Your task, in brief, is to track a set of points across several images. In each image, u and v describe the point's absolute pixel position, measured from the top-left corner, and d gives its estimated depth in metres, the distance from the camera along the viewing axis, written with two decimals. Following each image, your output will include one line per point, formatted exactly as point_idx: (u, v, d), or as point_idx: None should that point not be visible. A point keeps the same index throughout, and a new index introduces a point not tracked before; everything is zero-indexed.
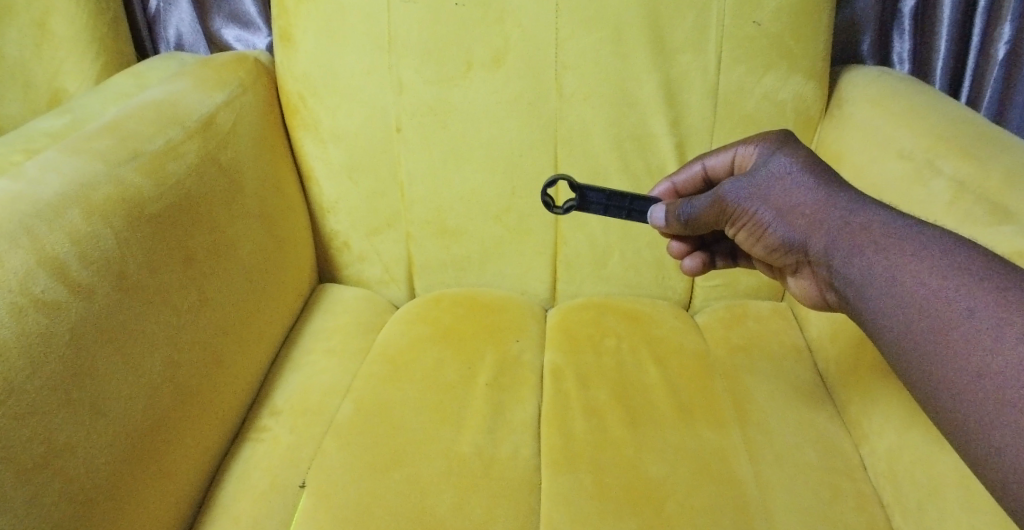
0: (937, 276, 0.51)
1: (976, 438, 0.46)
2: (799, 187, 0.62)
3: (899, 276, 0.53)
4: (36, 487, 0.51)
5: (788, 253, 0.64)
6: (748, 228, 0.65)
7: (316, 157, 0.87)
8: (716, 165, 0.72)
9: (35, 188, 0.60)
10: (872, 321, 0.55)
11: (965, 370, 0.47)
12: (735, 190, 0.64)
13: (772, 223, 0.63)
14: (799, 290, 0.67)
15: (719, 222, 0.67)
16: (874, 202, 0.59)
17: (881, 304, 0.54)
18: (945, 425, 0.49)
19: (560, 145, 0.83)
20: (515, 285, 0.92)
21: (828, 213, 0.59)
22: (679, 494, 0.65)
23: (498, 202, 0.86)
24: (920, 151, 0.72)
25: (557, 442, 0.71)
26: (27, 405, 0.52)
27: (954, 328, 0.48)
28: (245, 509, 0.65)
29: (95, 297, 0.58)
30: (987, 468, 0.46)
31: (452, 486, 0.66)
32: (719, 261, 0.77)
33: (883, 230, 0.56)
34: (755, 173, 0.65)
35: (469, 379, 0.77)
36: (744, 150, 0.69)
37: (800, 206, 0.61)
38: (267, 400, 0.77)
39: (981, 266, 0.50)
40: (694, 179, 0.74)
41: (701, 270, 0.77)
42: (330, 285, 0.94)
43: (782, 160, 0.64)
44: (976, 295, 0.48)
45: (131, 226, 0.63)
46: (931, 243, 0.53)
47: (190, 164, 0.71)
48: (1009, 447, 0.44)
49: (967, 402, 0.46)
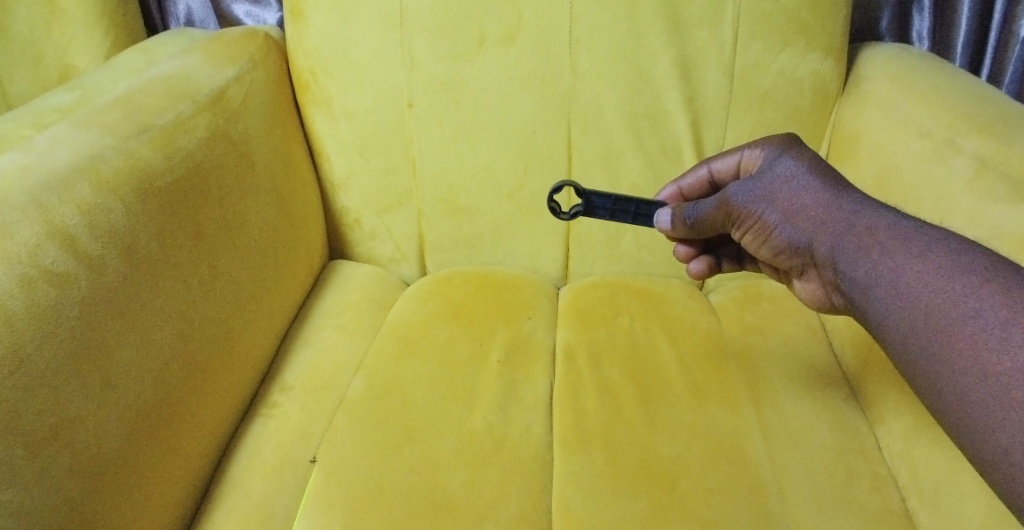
0: (942, 276, 0.50)
1: (981, 440, 0.45)
2: (805, 189, 0.61)
3: (904, 276, 0.52)
4: (47, 458, 0.51)
5: (793, 255, 0.63)
6: (754, 231, 0.65)
7: (327, 133, 0.86)
8: (722, 169, 0.71)
9: (45, 161, 0.60)
10: (878, 322, 0.54)
11: (969, 370, 0.46)
12: (741, 192, 0.64)
13: (778, 225, 0.62)
14: (805, 292, 0.67)
15: (725, 225, 0.67)
16: (880, 204, 0.58)
17: (887, 305, 0.53)
18: (950, 425, 0.48)
19: (574, 122, 0.82)
20: (527, 263, 0.91)
21: (833, 215, 0.58)
22: (692, 473, 0.65)
23: (510, 180, 0.86)
24: (941, 128, 0.71)
25: (569, 420, 0.70)
26: (38, 376, 0.51)
27: (957, 329, 0.47)
28: (256, 485, 0.65)
29: (104, 271, 0.58)
30: (992, 470, 0.45)
31: (464, 463, 0.65)
32: (725, 264, 0.77)
33: (888, 232, 0.55)
34: (762, 176, 0.64)
35: (481, 356, 0.76)
36: (750, 154, 0.69)
37: (806, 209, 0.60)
38: (278, 375, 0.77)
39: (986, 267, 0.49)
40: (700, 183, 0.73)
41: (707, 273, 0.76)
42: (341, 262, 0.93)
43: (788, 162, 0.64)
44: (982, 295, 0.47)
45: (142, 200, 0.63)
46: (937, 244, 0.52)
47: (200, 139, 0.71)
48: (1017, 448, 0.43)
49: (973, 402, 0.45)
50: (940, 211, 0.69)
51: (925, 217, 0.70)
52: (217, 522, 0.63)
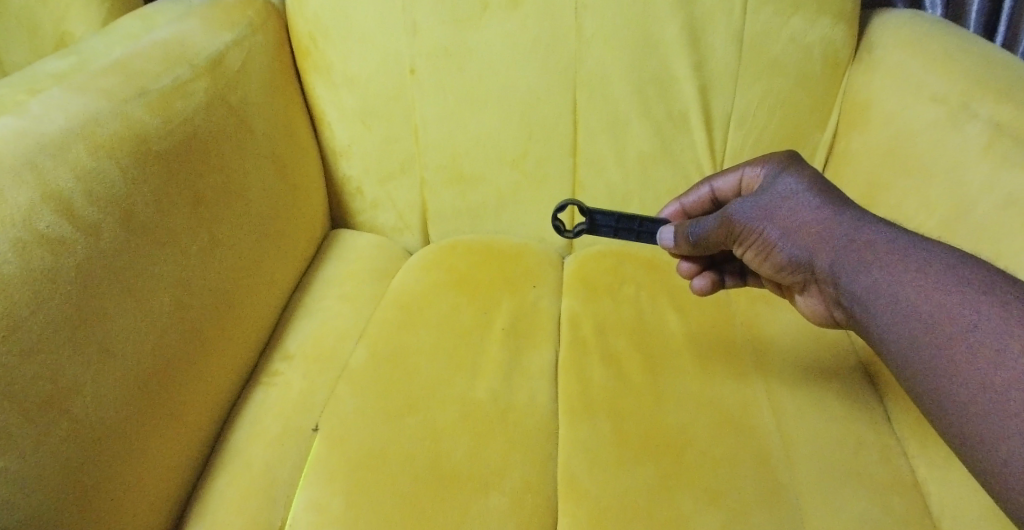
0: (941, 290, 0.50)
1: (982, 450, 0.46)
2: (805, 206, 0.61)
3: (904, 291, 0.52)
4: (44, 425, 0.50)
5: (795, 271, 0.62)
6: (756, 248, 0.64)
7: (328, 100, 0.84)
8: (724, 187, 0.70)
9: (39, 124, 0.58)
10: (879, 336, 0.53)
11: (969, 382, 0.46)
12: (743, 210, 0.63)
13: (779, 243, 0.61)
14: (806, 307, 0.66)
15: (727, 242, 0.66)
16: (879, 219, 0.57)
17: (889, 320, 0.52)
18: (952, 437, 0.48)
19: (579, 89, 0.81)
20: (531, 233, 0.90)
21: (833, 231, 0.58)
22: (700, 443, 0.64)
23: (515, 148, 0.84)
24: (955, 95, 0.70)
25: (575, 389, 0.69)
26: (33, 343, 0.50)
27: (957, 341, 0.48)
28: (258, 454, 0.65)
29: (101, 235, 0.57)
30: (994, 481, 0.45)
31: (468, 432, 0.65)
32: (728, 280, 0.75)
33: (888, 247, 0.54)
34: (762, 194, 0.64)
35: (485, 325, 0.75)
36: (751, 172, 0.68)
37: (806, 225, 0.60)
38: (280, 343, 0.76)
39: (983, 280, 0.49)
40: (702, 201, 0.72)
41: (711, 290, 0.74)
42: (343, 232, 0.91)
43: (789, 181, 0.63)
44: (979, 308, 0.48)
45: (140, 165, 0.62)
46: (934, 258, 0.52)
47: (198, 104, 0.69)
48: (1016, 459, 0.44)
49: (973, 414, 0.46)
50: (953, 179, 0.68)
51: (938, 184, 0.69)
52: (219, 492, 0.62)
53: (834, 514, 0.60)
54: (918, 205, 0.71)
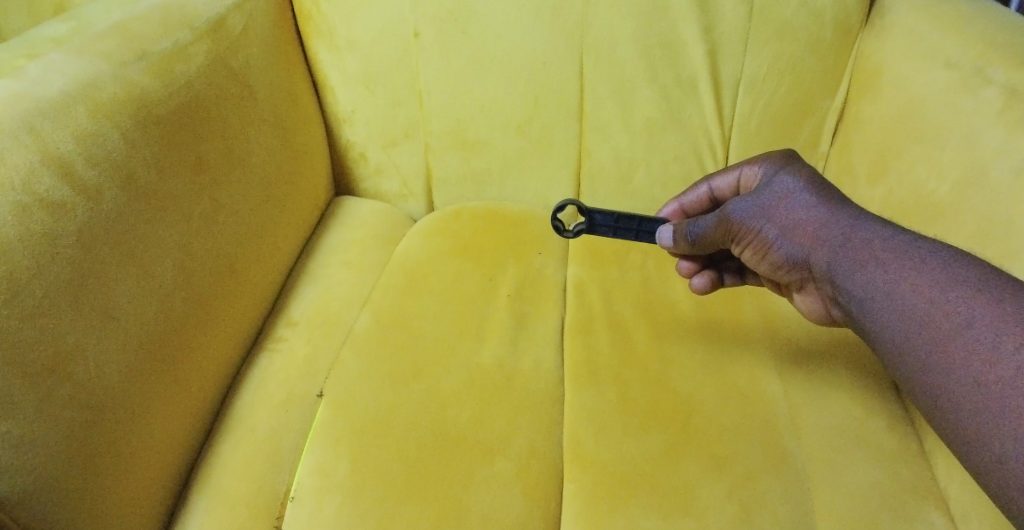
0: (936, 287, 0.50)
1: (974, 448, 0.46)
2: (801, 205, 0.61)
3: (900, 289, 0.52)
4: (46, 388, 0.50)
5: (792, 270, 0.63)
6: (753, 246, 0.64)
7: (330, 65, 0.83)
8: (722, 186, 0.70)
9: (39, 87, 0.58)
10: (874, 334, 0.54)
11: (963, 379, 0.47)
12: (741, 209, 0.63)
13: (776, 241, 0.62)
14: (804, 305, 0.66)
15: (726, 241, 0.66)
16: (875, 218, 0.57)
17: (884, 317, 0.53)
18: (947, 435, 0.48)
19: (586, 53, 0.80)
20: (537, 199, 0.89)
21: (830, 229, 0.58)
22: (706, 409, 0.64)
23: (521, 113, 0.83)
24: (969, 60, 0.68)
25: (581, 355, 0.69)
26: (34, 306, 0.50)
27: (953, 337, 0.48)
28: (263, 420, 0.64)
29: (101, 199, 0.56)
30: (990, 479, 0.45)
31: (473, 397, 0.64)
32: (727, 279, 0.73)
33: (883, 246, 0.55)
34: (760, 193, 0.64)
35: (490, 291, 0.75)
36: (749, 170, 0.68)
37: (803, 224, 0.60)
38: (284, 310, 0.75)
39: (978, 278, 0.49)
40: (701, 201, 0.72)
41: (710, 289, 0.72)
42: (346, 199, 0.91)
43: (786, 179, 0.63)
44: (973, 306, 0.48)
45: (140, 128, 0.61)
46: (929, 256, 0.52)
47: (199, 67, 0.68)
48: (1011, 456, 0.44)
49: (967, 411, 0.46)
50: (966, 144, 0.67)
51: (950, 150, 0.68)
52: (224, 457, 0.62)
53: (840, 480, 0.60)
54: (929, 171, 0.70)
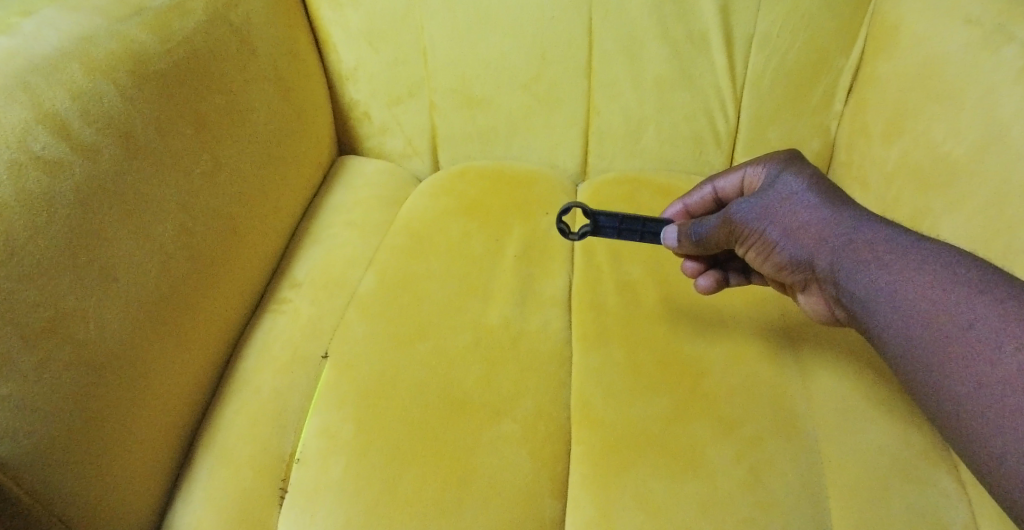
0: (938, 288, 0.49)
1: (973, 447, 0.45)
2: (805, 207, 0.58)
3: (903, 290, 0.50)
4: (47, 349, 0.49)
5: (795, 272, 0.60)
6: (757, 248, 0.61)
7: (332, 21, 0.81)
8: (726, 188, 0.67)
9: (32, 44, 0.56)
10: (879, 336, 0.52)
11: (965, 380, 0.46)
12: (744, 210, 0.60)
13: (779, 243, 0.59)
14: (807, 307, 0.63)
15: (729, 243, 0.62)
16: (879, 218, 0.55)
17: (887, 319, 0.51)
18: (948, 435, 0.47)
19: (595, 7, 0.77)
20: (544, 159, 0.87)
21: (834, 230, 0.56)
22: (715, 370, 0.63)
23: (527, 70, 0.81)
24: (992, 14, 0.66)
25: (588, 315, 0.68)
26: (32, 267, 0.49)
27: (954, 337, 0.47)
28: (267, 380, 0.64)
29: (100, 158, 0.55)
30: (991, 479, 0.44)
31: (479, 358, 0.64)
32: (732, 279, 0.69)
33: (886, 247, 0.53)
34: (764, 193, 0.61)
35: (496, 251, 0.74)
36: (753, 172, 0.65)
37: (806, 226, 0.57)
38: (287, 271, 0.74)
39: (980, 279, 0.48)
40: (705, 202, 0.68)
41: (716, 289, 0.68)
42: (351, 157, 0.89)
43: (788, 180, 0.60)
44: (975, 306, 0.47)
45: (139, 86, 0.60)
46: (932, 257, 0.50)
47: (197, 23, 0.67)
48: (1011, 454, 0.43)
49: (969, 412, 0.45)
50: (985, 101, 0.64)
51: (970, 108, 0.66)
52: (228, 420, 0.62)
53: (851, 444, 0.59)
54: (946, 130, 0.68)
